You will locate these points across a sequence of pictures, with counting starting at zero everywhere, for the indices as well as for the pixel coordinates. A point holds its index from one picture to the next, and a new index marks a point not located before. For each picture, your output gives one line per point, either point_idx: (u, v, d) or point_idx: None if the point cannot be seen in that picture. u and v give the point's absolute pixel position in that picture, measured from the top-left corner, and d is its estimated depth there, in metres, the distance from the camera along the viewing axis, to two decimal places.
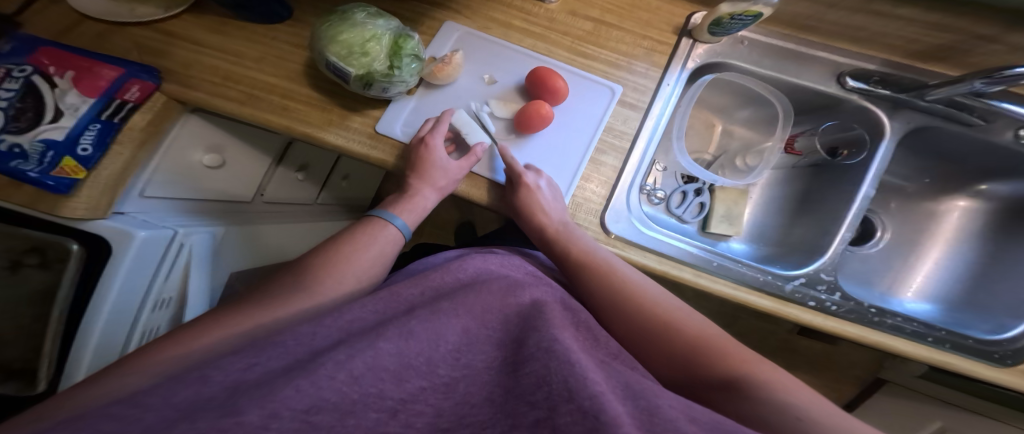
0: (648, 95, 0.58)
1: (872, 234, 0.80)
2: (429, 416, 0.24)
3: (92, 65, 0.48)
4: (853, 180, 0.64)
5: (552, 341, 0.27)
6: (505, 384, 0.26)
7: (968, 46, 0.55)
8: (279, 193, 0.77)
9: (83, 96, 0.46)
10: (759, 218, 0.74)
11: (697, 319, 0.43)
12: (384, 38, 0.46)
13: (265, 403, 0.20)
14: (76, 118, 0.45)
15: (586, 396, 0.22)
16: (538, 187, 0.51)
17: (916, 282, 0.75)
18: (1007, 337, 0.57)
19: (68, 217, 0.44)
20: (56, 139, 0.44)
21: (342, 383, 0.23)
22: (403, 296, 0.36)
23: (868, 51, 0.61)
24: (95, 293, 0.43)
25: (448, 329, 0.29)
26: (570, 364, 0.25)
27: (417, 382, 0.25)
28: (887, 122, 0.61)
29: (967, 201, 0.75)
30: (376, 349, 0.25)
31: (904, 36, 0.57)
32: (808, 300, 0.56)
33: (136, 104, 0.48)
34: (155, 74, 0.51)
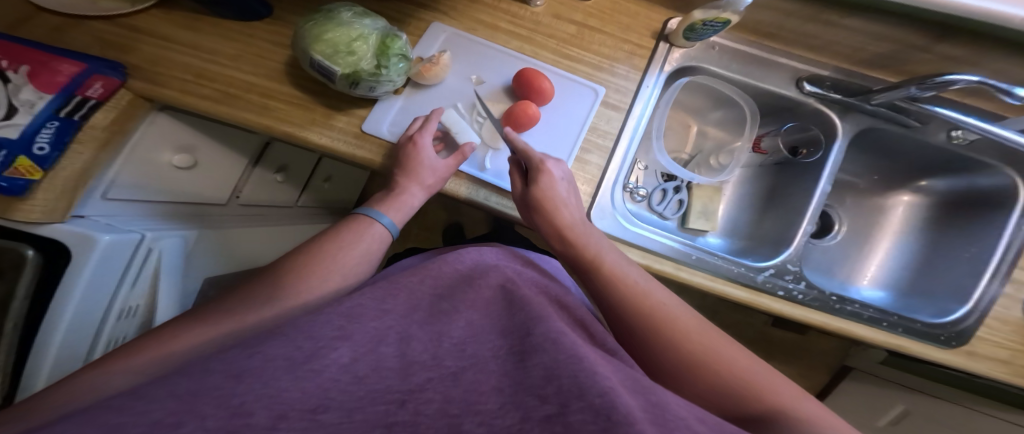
0: (629, 96, 0.60)
1: (831, 227, 0.86)
2: (438, 402, 0.24)
3: (48, 59, 0.45)
4: (812, 176, 0.69)
5: (558, 334, 0.28)
6: (512, 375, 0.26)
7: (904, 55, 0.61)
8: (256, 195, 0.75)
9: (39, 92, 0.42)
10: (731, 213, 0.78)
11: (692, 318, 0.44)
12: (371, 38, 0.46)
13: (272, 404, 0.20)
14: (32, 114, 0.41)
15: (596, 394, 0.22)
16: (557, 177, 0.49)
17: (870, 271, 0.82)
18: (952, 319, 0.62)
19: (22, 221, 0.40)
20: (10, 138, 0.40)
21: (347, 383, 0.23)
22: (403, 283, 0.35)
23: (823, 58, 0.65)
24: (52, 302, 0.40)
25: (453, 327, 0.30)
26: (578, 360, 0.25)
27: (423, 373, 0.25)
28: (840, 123, 0.66)
29: (910, 195, 0.83)
30: (378, 345, 0.26)
31: (851, 44, 0.62)
32: (777, 290, 0.60)
33: (99, 101, 0.45)
34: (120, 70, 0.48)
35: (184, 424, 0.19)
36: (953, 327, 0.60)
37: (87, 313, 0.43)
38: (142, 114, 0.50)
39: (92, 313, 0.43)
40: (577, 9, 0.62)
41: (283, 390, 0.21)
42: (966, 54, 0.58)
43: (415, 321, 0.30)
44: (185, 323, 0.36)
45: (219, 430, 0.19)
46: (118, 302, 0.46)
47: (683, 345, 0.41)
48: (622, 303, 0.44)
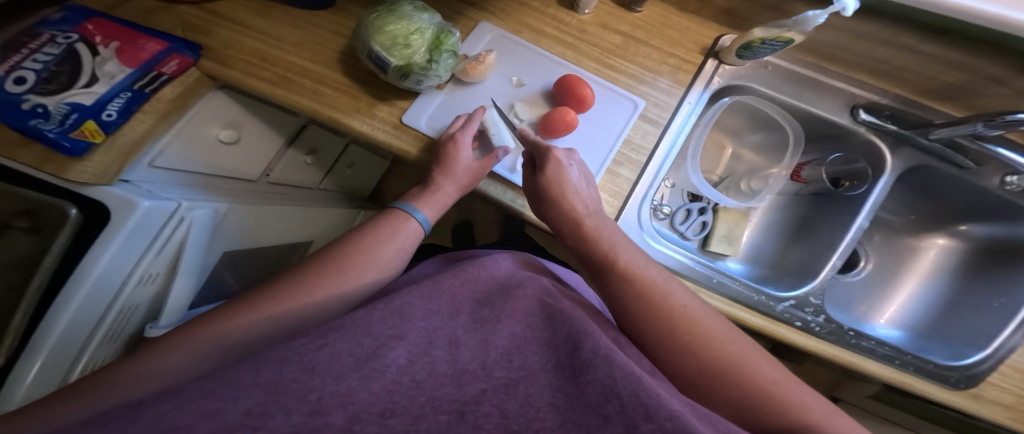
0: (669, 111, 0.59)
1: (856, 263, 0.83)
2: (498, 417, 0.25)
3: (137, 37, 0.49)
4: (852, 211, 0.67)
5: (609, 350, 0.29)
6: (567, 391, 0.27)
7: (977, 87, 0.58)
8: (285, 175, 0.76)
9: (122, 66, 0.47)
10: (756, 240, 0.76)
11: (713, 319, 0.41)
12: (427, 32, 0.47)
13: (347, 405, 0.23)
14: (110, 85, 0.45)
15: (665, 417, 0.24)
16: (567, 164, 0.49)
17: (889, 311, 0.80)
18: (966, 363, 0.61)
19: (74, 181, 0.42)
20: (84, 103, 0.44)
21: (407, 387, 0.25)
22: (445, 286, 0.35)
23: (882, 84, 0.64)
24: (82, 266, 0.40)
25: (497, 337, 0.30)
26: (636, 379, 0.26)
27: (477, 384, 0.26)
28: (890, 158, 0.65)
29: (945, 239, 0.80)
30: (431, 356, 0.27)
31: (921, 72, 0.59)
32: (795, 321, 0.59)
33: (170, 77, 0.50)
34: (197, 50, 0.52)
35: (274, 417, 0.21)
36: (964, 371, 0.60)
37: (111, 278, 0.42)
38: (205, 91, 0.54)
39: (115, 278, 0.42)
40: (625, 19, 0.61)
41: (354, 393, 0.23)
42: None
43: (459, 329, 0.30)
44: (242, 305, 0.40)
45: (305, 427, 0.21)
46: (142, 267, 0.45)
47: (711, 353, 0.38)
48: (638, 301, 0.42)
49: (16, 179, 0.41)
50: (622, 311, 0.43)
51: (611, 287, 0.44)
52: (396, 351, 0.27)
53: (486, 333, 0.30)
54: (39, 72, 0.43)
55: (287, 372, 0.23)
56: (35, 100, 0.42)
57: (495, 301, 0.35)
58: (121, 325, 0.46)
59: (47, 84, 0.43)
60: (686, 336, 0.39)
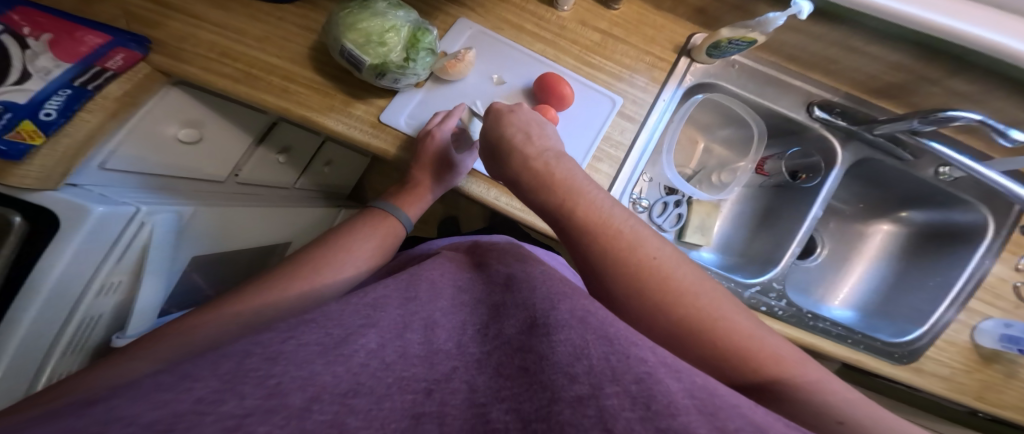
0: (645, 108, 0.61)
1: (814, 249, 0.90)
2: (464, 393, 0.24)
3: (72, 29, 0.44)
4: (807, 202, 0.72)
5: (584, 311, 0.29)
6: (537, 350, 0.26)
7: (913, 88, 0.63)
8: (256, 174, 0.73)
9: (57, 60, 0.42)
10: (726, 230, 0.81)
11: (692, 274, 0.38)
12: (403, 30, 0.46)
13: (307, 387, 0.21)
14: (47, 82, 0.41)
15: (631, 381, 0.23)
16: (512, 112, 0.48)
17: (843, 293, 0.86)
18: (907, 339, 0.67)
19: (15, 187, 0.38)
20: (17, 102, 0.39)
21: (376, 369, 0.24)
22: (423, 276, 0.38)
23: (835, 83, 0.68)
24: (30, 276, 0.37)
25: (474, 316, 0.33)
26: (608, 340, 0.26)
27: (449, 363, 0.27)
28: (840, 152, 0.70)
29: (889, 225, 0.87)
30: (404, 339, 0.27)
31: (868, 73, 0.64)
32: (761, 306, 0.64)
33: (116, 73, 0.45)
34: (144, 44, 0.48)
35: (226, 402, 0.19)
36: (908, 346, 0.66)
37: (65, 290, 0.39)
38: (157, 88, 0.50)
39: (71, 288, 0.40)
40: (603, 17, 0.62)
41: (315, 376, 0.22)
42: (974, 91, 0.61)
43: (438, 310, 0.32)
44: (218, 302, 0.40)
45: (259, 408, 0.19)
46: (101, 278, 0.43)
47: (671, 311, 0.35)
48: (603, 257, 0.38)
49: None
50: (587, 262, 0.40)
51: (569, 235, 0.41)
52: (367, 337, 0.26)
53: (464, 313, 0.33)
54: None
55: (242, 360, 0.22)
56: None
57: (473, 291, 0.37)
58: (83, 336, 0.44)
59: None
60: (645, 280, 0.36)
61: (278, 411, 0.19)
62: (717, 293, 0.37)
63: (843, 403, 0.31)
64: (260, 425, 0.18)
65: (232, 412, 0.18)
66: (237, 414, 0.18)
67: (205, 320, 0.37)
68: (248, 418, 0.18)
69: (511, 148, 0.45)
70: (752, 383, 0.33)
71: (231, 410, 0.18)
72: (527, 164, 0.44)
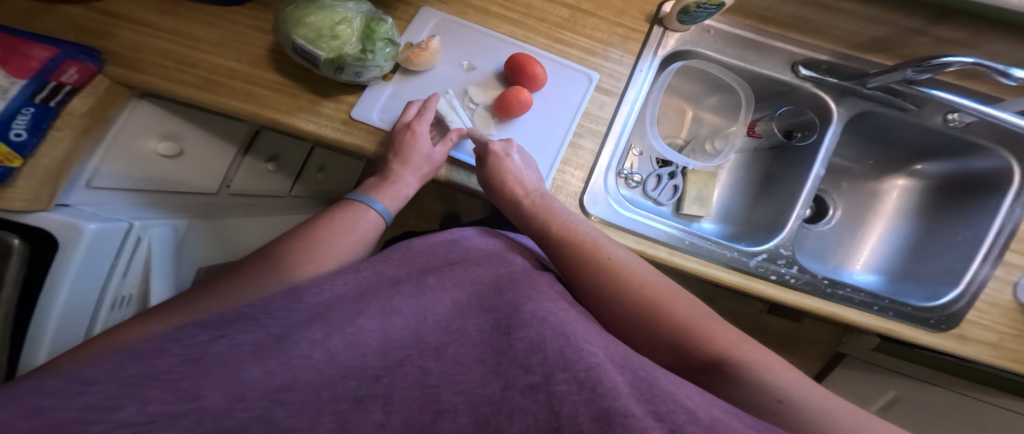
0: (623, 81, 0.60)
1: (826, 212, 0.87)
2: (416, 375, 0.26)
3: (20, 45, 0.44)
4: (807, 161, 0.69)
5: (545, 312, 0.32)
6: (496, 348, 0.29)
7: (900, 39, 0.63)
8: (247, 185, 0.74)
9: (11, 77, 0.42)
10: (725, 199, 0.78)
11: (643, 267, 0.45)
12: (356, 21, 0.46)
13: (228, 387, 0.21)
14: (6, 100, 0.41)
15: (582, 368, 0.26)
16: (507, 155, 0.51)
17: (864, 256, 0.82)
18: (941, 303, 0.63)
19: (7, 210, 0.41)
20: None
21: (318, 361, 0.24)
22: (383, 267, 0.38)
23: (817, 42, 0.67)
24: (46, 292, 0.42)
25: (437, 305, 0.33)
26: (564, 336, 0.29)
27: (403, 350, 0.27)
28: (834, 107, 0.67)
29: (904, 180, 0.83)
30: (355, 327, 0.27)
31: (847, 28, 0.64)
32: (770, 274, 0.61)
33: (75, 88, 0.46)
34: (95, 55, 0.48)
35: (122, 409, 0.18)
36: (943, 310, 0.61)
37: (76, 307, 0.45)
38: (121, 101, 0.50)
39: (84, 303, 0.46)
40: None
41: (243, 375, 0.22)
42: (962, 37, 0.60)
43: (397, 294, 0.33)
44: (177, 306, 0.36)
45: (169, 414, 0.19)
46: (112, 289, 0.49)
47: (632, 301, 0.42)
48: (576, 262, 0.45)
49: None
50: (560, 262, 0.47)
51: (554, 251, 0.47)
52: (311, 331, 0.26)
53: (428, 300, 0.33)
54: None
55: (170, 361, 0.22)
56: None
57: (436, 275, 0.37)
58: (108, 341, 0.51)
59: None
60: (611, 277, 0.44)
61: (188, 415, 0.19)
62: (673, 288, 0.44)
63: (803, 395, 0.35)
64: (165, 430, 0.18)
65: (129, 420, 0.18)
66: (137, 421, 0.18)
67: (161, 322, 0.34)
68: (148, 424, 0.18)
69: (503, 187, 0.50)
70: (707, 361, 0.38)
71: (127, 418, 0.18)
72: (516, 200, 0.50)
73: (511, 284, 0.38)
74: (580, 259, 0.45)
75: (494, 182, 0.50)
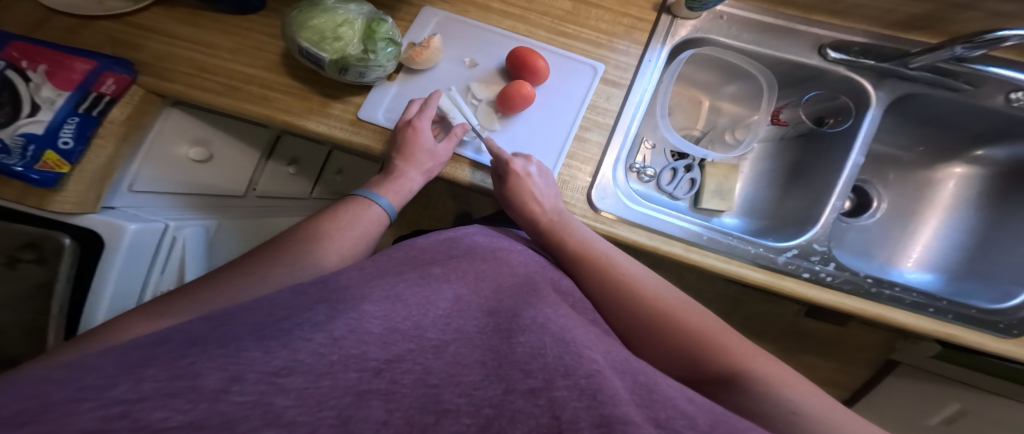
0: (630, 71, 0.58)
1: (869, 203, 0.80)
2: (418, 373, 0.24)
3: (65, 59, 0.50)
4: (843, 148, 0.63)
5: (546, 318, 0.30)
6: (496, 349, 0.27)
7: (945, 15, 0.57)
8: (271, 187, 0.79)
9: (57, 89, 0.48)
10: (749, 191, 0.73)
11: (657, 283, 0.46)
12: (357, 23, 0.47)
13: (226, 365, 0.20)
14: (53, 111, 0.47)
15: (582, 375, 0.24)
16: (529, 175, 0.50)
17: (915, 254, 0.74)
18: (1011, 306, 0.57)
19: (57, 211, 0.46)
20: (36, 133, 0.46)
21: (319, 344, 0.23)
22: (385, 258, 0.37)
23: (851, 24, 0.62)
24: (92, 287, 0.46)
25: (439, 297, 0.31)
26: (564, 343, 0.27)
27: (404, 344, 0.26)
28: (874, 92, 0.62)
29: (963, 167, 0.75)
30: (359, 311, 0.26)
31: (881, 7, 0.58)
32: (802, 272, 0.56)
33: (113, 97, 0.50)
34: (130, 67, 0.52)
35: (115, 387, 0.19)
36: (1014, 314, 0.55)
37: (122, 299, 0.50)
38: (155, 109, 0.54)
39: (129, 294, 0.51)
40: None
41: (239, 353, 0.21)
42: (1020, 9, 0.54)
43: (400, 285, 0.31)
44: (182, 296, 0.37)
45: (161, 391, 0.19)
46: (150, 286, 0.54)
47: (643, 312, 0.43)
48: (593, 275, 0.46)
49: (16, 217, 0.45)
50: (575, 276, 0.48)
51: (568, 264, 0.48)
52: (314, 313, 0.26)
53: (428, 293, 0.31)
54: None
55: (160, 347, 0.23)
56: None
57: (442, 266, 0.36)
58: None
59: None
60: (622, 289, 0.45)
61: (182, 393, 0.19)
62: (685, 303, 0.44)
63: (821, 415, 0.33)
64: (155, 410, 0.18)
65: (120, 397, 0.18)
66: (130, 397, 0.18)
67: (169, 315, 0.35)
68: (140, 403, 0.18)
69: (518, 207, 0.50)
70: (716, 373, 0.38)
71: (120, 395, 0.18)
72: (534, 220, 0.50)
73: (519, 287, 0.36)
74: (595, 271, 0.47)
75: (509, 193, 0.50)
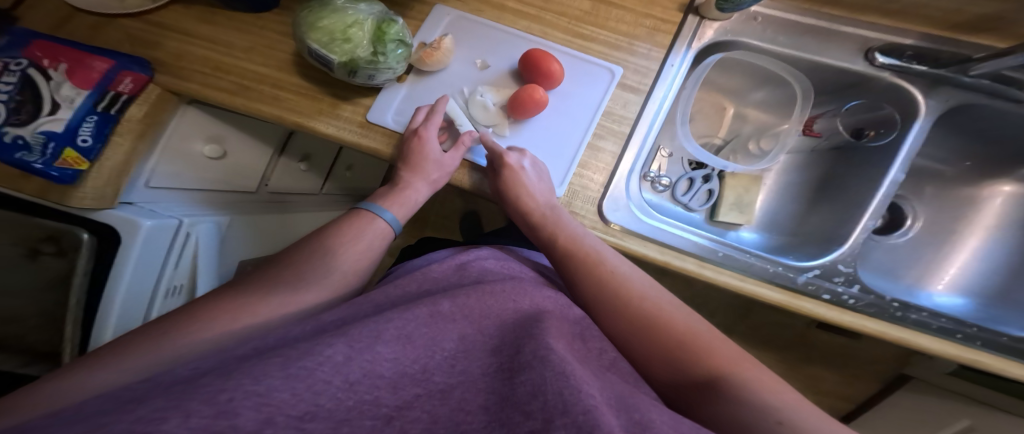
0: (651, 77, 0.55)
1: (902, 222, 0.74)
2: (425, 422, 0.24)
3: (84, 57, 0.50)
4: (882, 162, 0.59)
5: (548, 350, 0.28)
6: (500, 392, 0.27)
7: (1021, 14, 0.51)
8: (283, 183, 0.80)
9: (77, 88, 0.48)
10: (772, 204, 0.70)
11: (644, 281, 0.43)
12: (367, 23, 0.46)
13: (260, 406, 0.20)
14: (72, 110, 0.47)
15: (580, 411, 0.23)
16: (521, 167, 0.49)
17: (948, 275, 0.70)
18: None
19: (78, 207, 0.47)
20: (56, 131, 0.45)
21: (337, 389, 0.23)
22: (396, 287, 0.39)
23: (900, 24, 0.57)
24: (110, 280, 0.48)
25: (445, 338, 0.30)
26: (565, 376, 0.26)
27: (411, 390, 0.26)
28: (922, 102, 0.57)
29: (1012, 186, 0.70)
30: (373, 353, 0.26)
31: (942, 7, 0.53)
32: (822, 293, 0.53)
33: (130, 96, 0.50)
34: (146, 65, 0.52)
35: (169, 421, 0.18)
36: None
37: (136, 295, 0.50)
38: (171, 107, 0.54)
39: (144, 288, 0.51)
40: None
41: (273, 393, 0.21)
42: None
43: (414, 323, 0.30)
44: (192, 315, 0.35)
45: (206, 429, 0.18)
46: (164, 281, 0.54)
47: (627, 308, 0.41)
48: (577, 270, 0.44)
49: (32, 211, 0.46)
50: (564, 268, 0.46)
51: (562, 263, 0.46)
52: (331, 349, 0.25)
53: (436, 334, 0.30)
54: (6, 103, 0.45)
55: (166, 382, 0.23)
56: (13, 132, 0.44)
57: (449, 299, 0.35)
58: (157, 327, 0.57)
59: (17, 114, 0.45)
60: (611, 288, 0.42)
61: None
62: (674, 303, 0.41)
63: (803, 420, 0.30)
64: None
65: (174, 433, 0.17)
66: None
67: (173, 329, 0.33)
68: None
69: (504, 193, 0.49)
70: (699, 376, 0.35)
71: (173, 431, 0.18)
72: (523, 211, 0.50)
73: (523, 319, 0.35)
74: (583, 266, 0.44)
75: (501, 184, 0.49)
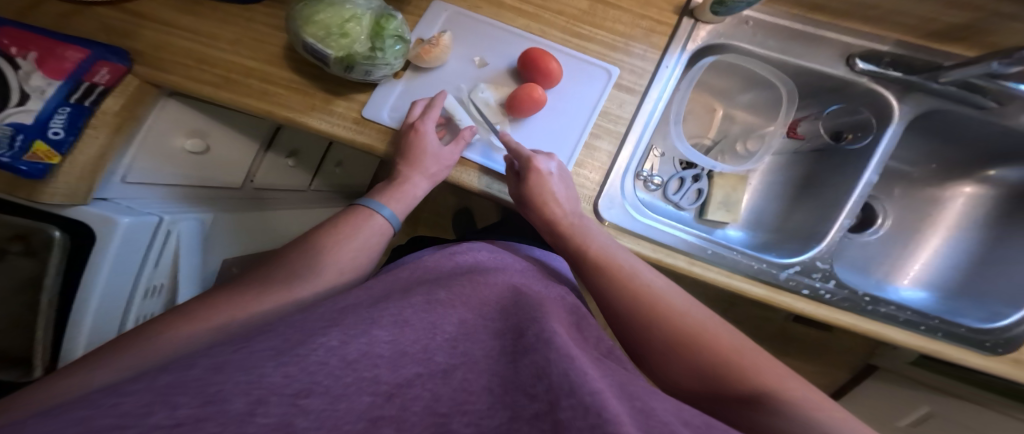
0: (646, 78, 0.56)
1: (873, 220, 0.78)
2: (426, 401, 0.23)
3: (55, 46, 0.47)
4: (858, 165, 0.62)
5: (551, 333, 0.29)
6: (504, 374, 0.26)
7: (990, 25, 0.55)
8: (268, 180, 0.78)
9: (48, 78, 0.45)
10: (756, 202, 0.72)
11: (677, 294, 0.42)
12: (365, 18, 0.45)
13: (250, 390, 0.19)
14: (43, 101, 0.44)
15: (587, 392, 0.22)
16: (550, 173, 0.48)
17: (912, 271, 0.74)
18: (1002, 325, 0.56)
19: (50, 204, 0.44)
20: (24, 123, 0.42)
21: (334, 368, 0.22)
22: (393, 279, 0.39)
23: (879, 31, 0.60)
24: (82, 280, 0.45)
25: (445, 322, 0.30)
26: (569, 357, 0.26)
27: (412, 368, 0.24)
28: (896, 107, 0.60)
29: (972, 187, 0.74)
30: (370, 336, 0.25)
31: (919, 14, 0.56)
32: (802, 288, 0.55)
33: (107, 87, 0.47)
34: (124, 56, 0.49)
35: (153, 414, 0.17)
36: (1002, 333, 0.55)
37: (112, 296, 0.48)
38: (151, 100, 0.52)
39: (121, 288, 0.49)
40: None
41: (264, 379, 0.20)
42: None
43: (410, 310, 0.30)
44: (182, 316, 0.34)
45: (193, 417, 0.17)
46: (143, 280, 0.52)
47: (665, 328, 0.40)
48: (608, 288, 0.44)
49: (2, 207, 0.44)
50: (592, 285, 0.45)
51: (592, 276, 0.45)
52: (326, 338, 0.25)
53: (435, 318, 0.30)
54: None
55: (160, 376, 0.22)
56: None
57: (446, 288, 0.35)
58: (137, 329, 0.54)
59: None
60: (644, 306, 0.41)
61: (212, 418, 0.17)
62: (712, 319, 0.41)
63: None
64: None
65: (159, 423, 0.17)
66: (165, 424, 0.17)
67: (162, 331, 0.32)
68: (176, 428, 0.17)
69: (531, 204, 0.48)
70: (744, 393, 0.35)
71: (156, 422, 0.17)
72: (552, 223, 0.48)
73: (522, 304, 0.35)
74: (614, 282, 0.44)
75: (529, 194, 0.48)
